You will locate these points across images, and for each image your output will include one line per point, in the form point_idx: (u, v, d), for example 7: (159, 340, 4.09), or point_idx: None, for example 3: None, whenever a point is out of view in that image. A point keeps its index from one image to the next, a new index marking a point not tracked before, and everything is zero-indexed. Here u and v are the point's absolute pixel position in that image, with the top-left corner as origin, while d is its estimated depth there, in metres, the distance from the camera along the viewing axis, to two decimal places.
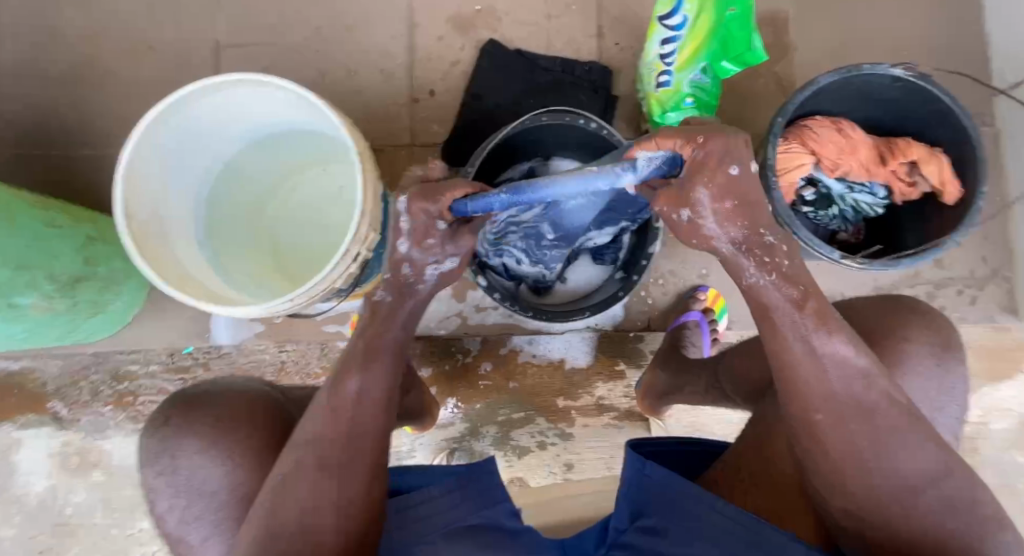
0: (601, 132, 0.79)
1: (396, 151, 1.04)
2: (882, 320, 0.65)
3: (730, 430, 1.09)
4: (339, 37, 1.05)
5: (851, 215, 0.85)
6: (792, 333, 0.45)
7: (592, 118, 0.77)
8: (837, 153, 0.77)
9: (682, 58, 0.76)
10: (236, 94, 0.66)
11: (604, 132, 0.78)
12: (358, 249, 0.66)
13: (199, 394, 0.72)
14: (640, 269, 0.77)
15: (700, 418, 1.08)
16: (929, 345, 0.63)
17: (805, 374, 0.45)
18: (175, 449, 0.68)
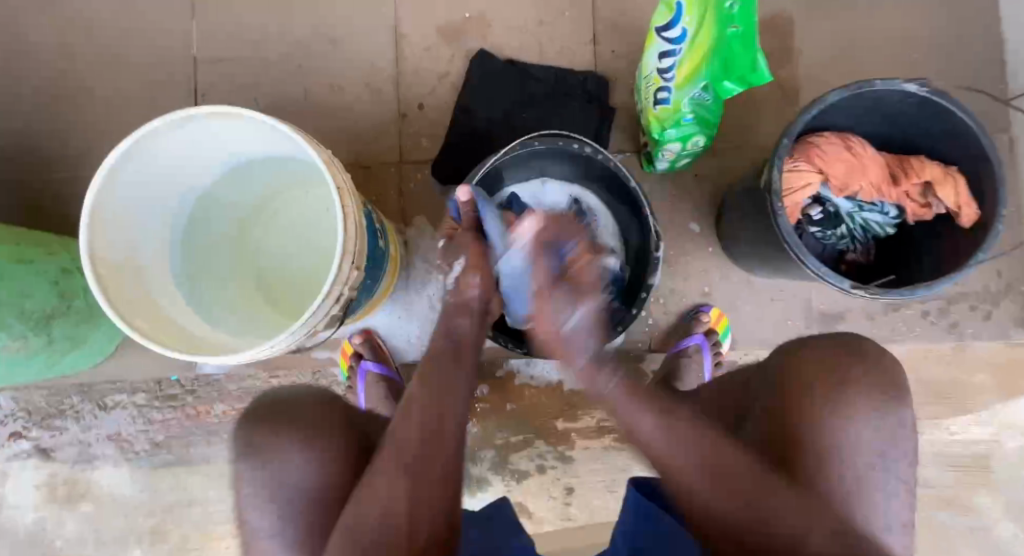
0: (596, 157, 0.75)
1: (384, 168, 1.00)
2: (813, 373, 0.59)
3: None
4: (321, 49, 1.00)
5: (860, 235, 0.82)
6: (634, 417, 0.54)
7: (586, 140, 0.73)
8: (845, 172, 0.74)
9: (680, 76, 0.72)
10: (211, 125, 0.62)
11: (600, 156, 0.74)
12: (340, 289, 0.62)
13: (294, 397, 0.68)
14: (639, 302, 0.72)
15: None
16: (862, 393, 0.57)
17: (650, 441, 0.51)
18: (276, 433, 0.63)
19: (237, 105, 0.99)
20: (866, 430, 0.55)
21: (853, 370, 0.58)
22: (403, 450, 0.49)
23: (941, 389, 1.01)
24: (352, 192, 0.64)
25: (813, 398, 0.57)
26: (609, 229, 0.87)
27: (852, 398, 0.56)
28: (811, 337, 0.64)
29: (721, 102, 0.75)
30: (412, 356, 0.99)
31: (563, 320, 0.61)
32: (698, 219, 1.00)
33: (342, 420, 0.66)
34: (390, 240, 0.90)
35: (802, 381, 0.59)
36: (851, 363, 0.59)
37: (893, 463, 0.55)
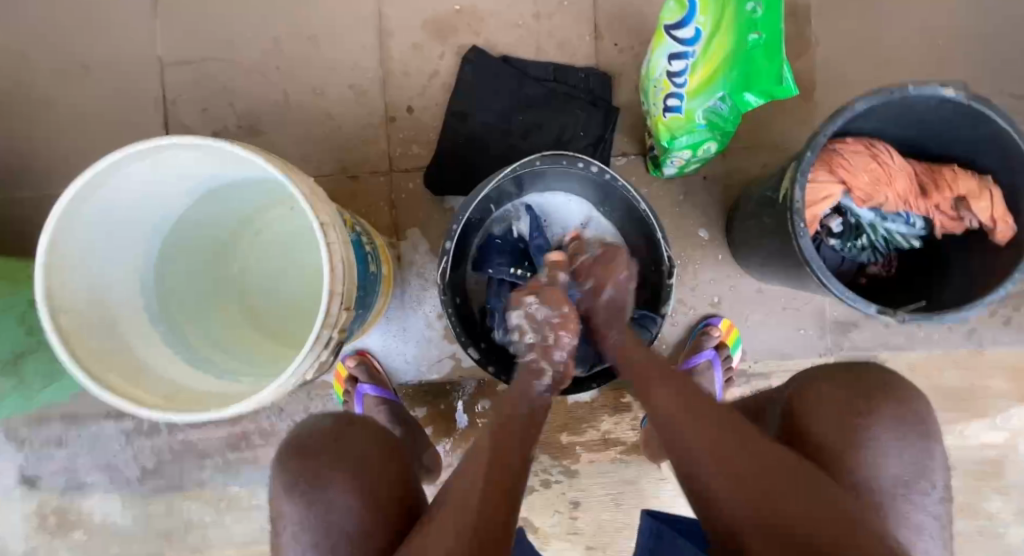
0: (604, 175, 0.69)
1: (373, 178, 0.93)
2: (830, 402, 0.57)
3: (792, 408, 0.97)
4: (301, 50, 0.92)
5: (882, 246, 0.76)
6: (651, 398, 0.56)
7: (591, 159, 0.67)
8: (871, 184, 0.68)
9: (695, 80, 0.65)
10: (183, 154, 0.56)
11: (607, 176, 0.69)
12: (330, 335, 0.57)
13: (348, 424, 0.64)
14: (653, 332, 0.69)
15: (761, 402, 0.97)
16: (894, 426, 0.55)
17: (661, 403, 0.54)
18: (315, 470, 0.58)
19: (210, 112, 0.91)
20: (895, 464, 0.54)
21: (878, 405, 0.56)
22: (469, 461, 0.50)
23: (957, 395, 0.98)
24: (337, 228, 0.59)
25: (841, 436, 0.55)
26: (618, 248, 0.84)
27: (874, 428, 0.55)
28: (820, 367, 0.63)
29: (738, 113, 0.70)
30: (410, 377, 0.95)
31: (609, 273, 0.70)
32: (708, 225, 0.95)
33: (390, 456, 0.62)
34: (381, 260, 0.85)
35: (823, 413, 0.57)
36: (872, 396, 0.57)
37: (924, 494, 0.54)
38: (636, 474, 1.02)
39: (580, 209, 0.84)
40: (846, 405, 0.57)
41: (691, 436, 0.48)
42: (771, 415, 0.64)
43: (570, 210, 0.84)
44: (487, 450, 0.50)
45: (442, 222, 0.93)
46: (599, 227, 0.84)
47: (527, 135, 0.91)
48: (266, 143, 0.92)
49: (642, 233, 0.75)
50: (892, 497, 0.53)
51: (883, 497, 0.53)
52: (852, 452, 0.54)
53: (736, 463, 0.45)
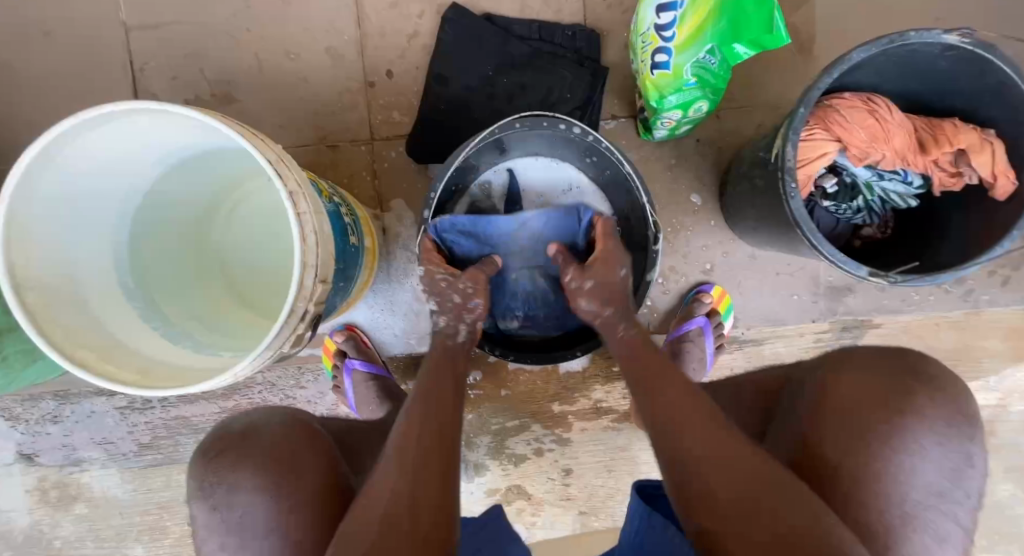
0: (587, 137, 0.66)
1: (354, 147, 0.90)
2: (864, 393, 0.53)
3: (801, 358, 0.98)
4: (273, 11, 0.88)
5: (878, 207, 0.74)
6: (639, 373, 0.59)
7: (571, 120, 0.64)
8: (867, 141, 0.66)
9: (683, 32, 0.61)
10: (148, 120, 0.54)
11: (591, 137, 0.65)
12: (305, 308, 0.56)
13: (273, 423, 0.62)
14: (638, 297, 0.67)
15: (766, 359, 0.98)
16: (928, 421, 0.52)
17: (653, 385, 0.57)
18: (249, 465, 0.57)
19: (182, 80, 0.88)
20: (929, 466, 0.51)
21: (911, 402, 0.52)
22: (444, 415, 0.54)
23: (952, 357, 0.97)
24: (309, 196, 0.57)
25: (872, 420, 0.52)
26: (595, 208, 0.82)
27: (907, 425, 0.51)
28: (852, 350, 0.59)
29: (729, 66, 0.65)
30: (397, 350, 0.94)
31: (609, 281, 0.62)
32: (700, 190, 0.92)
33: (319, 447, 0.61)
34: (365, 231, 0.83)
35: (857, 404, 0.53)
36: (903, 389, 0.53)
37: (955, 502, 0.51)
38: (626, 442, 1.03)
39: (563, 170, 0.81)
40: (873, 396, 0.53)
41: (683, 432, 0.50)
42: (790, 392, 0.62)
43: (551, 175, 0.81)
44: (419, 423, 0.53)
45: (426, 191, 0.91)
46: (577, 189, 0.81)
47: (512, 99, 0.87)
48: (241, 112, 0.89)
49: (625, 196, 0.72)
50: (920, 503, 0.50)
51: (895, 505, 0.49)
52: (878, 460, 0.50)
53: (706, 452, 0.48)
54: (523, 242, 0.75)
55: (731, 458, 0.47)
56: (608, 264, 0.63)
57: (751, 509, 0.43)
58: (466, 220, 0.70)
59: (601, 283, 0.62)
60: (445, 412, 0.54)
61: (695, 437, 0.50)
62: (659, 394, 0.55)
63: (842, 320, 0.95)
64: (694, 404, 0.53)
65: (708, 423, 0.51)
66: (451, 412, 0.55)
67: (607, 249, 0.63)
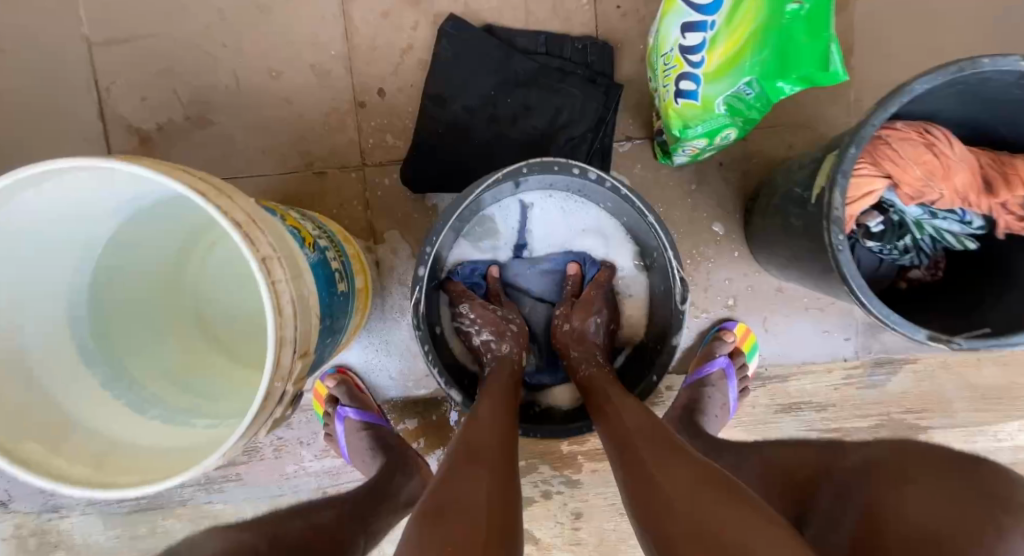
0: (605, 184, 0.56)
1: (343, 173, 0.82)
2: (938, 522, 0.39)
3: (832, 396, 0.91)
4: (251, 23, 0.79)
5: (928, 246, 0.66)
6: (611, 399, 0.56)
7: (589, 166, 0.53)
8: (922, 178, 0.57)
9: (714, 59, 0.53)
10: (99, 174, 0.47)
11: (608, 184, 0.55)
12: (282, 388, 0.48)
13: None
14: (659, 367, 0.59)
15: (795, 397, 0.91)
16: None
17: (627, 414, 0.53)
18: None
19: (152, 100, 0.80)
20: None
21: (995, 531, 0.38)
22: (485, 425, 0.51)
23: (988, 394, 0.91)
24: (286, 259, 0.50)
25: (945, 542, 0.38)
26: (620, 248, 0.71)
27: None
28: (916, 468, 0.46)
29: (768, 104, 0.55)
30: (395, 392, 0.87)
31: (593, 314, 0.66)
32: (723, 219, 0.84)
33: None
34: (356, 271, 0.75)
35: (925, 526, 0.40)
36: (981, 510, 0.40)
37: None
38: None
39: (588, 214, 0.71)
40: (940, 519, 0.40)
41: (644, 454, 0.46)
42: (836, 505, 0.50)
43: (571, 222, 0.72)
44: (476, 427, 0.50)
45: (424, 222, 0.83)
46: (599, 226, 0.71)
47: (516, 121, 0.79)
48: (219, 136, 0.81)
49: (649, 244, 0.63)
50: None
51: None
52: None
53: (664, 469, 0.43)
54: (539, 286, 0.75)
55: (692, 483, 0.40)
56: (586, 310, 0.66)
57: (706, 527, 0.35)
58: (484, 260, 0.73)
59: (579, 328, 0.66)
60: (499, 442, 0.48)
61: (661, 467, 0.43)
62: (629, 430, 0.50)
63: (876, 357, 0.90)
64: (656, 429, 0.50)
65: (676, 455, 0.45)
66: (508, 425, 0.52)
67: (591, 297, 0.67)
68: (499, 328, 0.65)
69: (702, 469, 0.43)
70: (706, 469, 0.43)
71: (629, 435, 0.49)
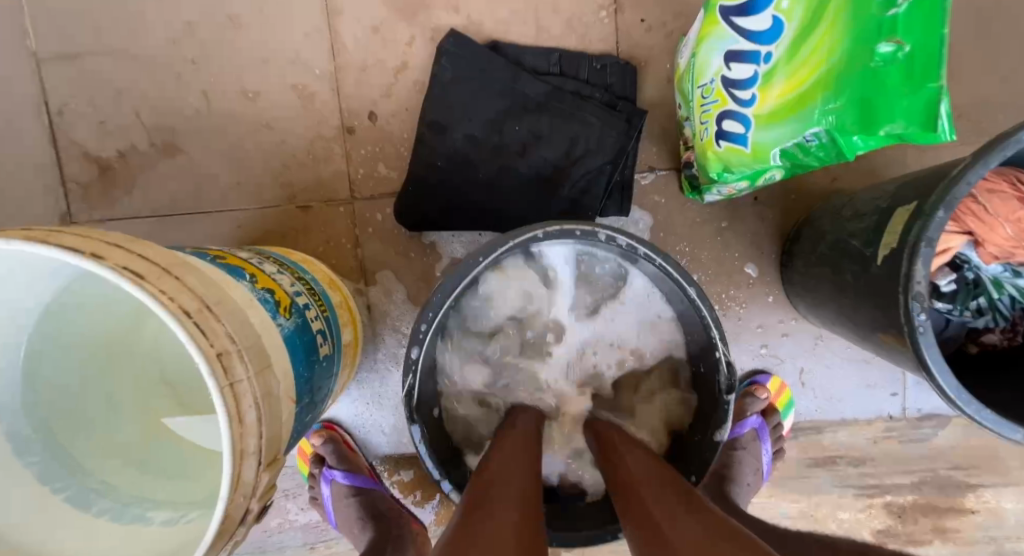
0: (638, 251, 0.46)
1: (330, 208, 0.73)
2: None
3: (872, 452, 0.83)
4: (224, 38, 0.70)
5: (1005, 308, 0.56)
6: (623, 441, 0.47)
7: (617, 232, 0.45)
8: (1012, 239, 0.49)
9: (769, 101, 0.43)
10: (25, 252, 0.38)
11: (642, 252, 0.46)
12: (247, 508, 0.40)
13: None
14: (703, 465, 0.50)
15: (829, 452, 0.82)
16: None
17: (632, 457, 0.44)
18: None
19: (112, 126, 0.70)
20: None
21: None
22: (490, 458, 0.43)
23: None
24: (249, 349, 0.41)
25: None
26: (665, 341, 0.58)
27: None
28: None
29: (830, 157, 0.45)
30: (388, 448, 0.79)
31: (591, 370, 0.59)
32: (757, 260, 0.75)
33: None
34: (344, 323, 0.66)
35: None
36: None
37: None
38: None
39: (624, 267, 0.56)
40: None
41: (654, 501, 0.37)
42: None
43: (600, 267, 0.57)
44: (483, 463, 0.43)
45: (421, 263, 0.74)
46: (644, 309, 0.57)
47: (525, 152, 0.69)
48: (188, 165, 0.72)
49: (690, 326, 0.53)
50: None
51: None
52: None
53: (674, 521, 0.34)
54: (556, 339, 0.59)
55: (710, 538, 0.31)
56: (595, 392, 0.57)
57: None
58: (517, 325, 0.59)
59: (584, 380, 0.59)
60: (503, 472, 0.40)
61: (673, 516, 0.34)
62: (635, 474, 0.41)
63: (922, 410, 0.81)
64: (668, 479, 0.41)
65: (692, 510, 0.36)
66: (533, 455, 0.44)
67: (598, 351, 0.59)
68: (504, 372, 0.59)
69: (720, 526, 0.34)
70: (724, 527, 0.34)
71: (639, 478, 0.40)
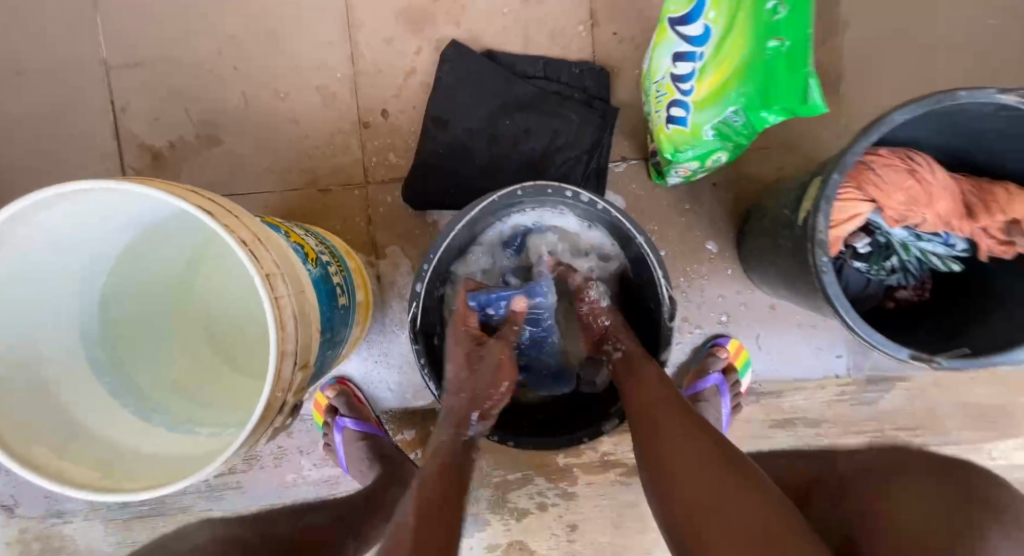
0: (596, 206, 0.58)
1: (347, 191, 0.85)
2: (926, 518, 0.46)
3: (827, 414, 0.92)
4: (262, 47, 0.83)
5: (914, 268, 0.68)
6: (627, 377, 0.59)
7: (580, 189, 0.56)
8: (905, 204, 0.59)
9: (702, 88, 0.55)
10: (110, 196, 0.49)
11: (600, 206, 0.58)
12: (284, 400, 0.51)
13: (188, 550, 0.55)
14: None
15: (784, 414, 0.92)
16: (1014, 543, 0.44)
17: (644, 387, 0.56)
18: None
19: (164, 120, 0.83)
20: None
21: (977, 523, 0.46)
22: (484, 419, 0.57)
23: (978, 414, 0.92)
24: (289, 276, 0.52)
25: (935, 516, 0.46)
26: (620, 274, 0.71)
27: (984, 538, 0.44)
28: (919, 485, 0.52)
29: (755, 131, 0.57)
30: (394, 403, 0.89)
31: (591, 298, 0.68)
32: (717, 238, 0.86)
33: None
34: (358, 285, 0.78)
35: (914, 513, 0.47)
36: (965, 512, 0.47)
37: None
38: (636, 496, 0.98)
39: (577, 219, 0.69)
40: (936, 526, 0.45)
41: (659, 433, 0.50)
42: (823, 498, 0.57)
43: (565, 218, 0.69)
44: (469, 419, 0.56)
45: (424, 240, 0.86)
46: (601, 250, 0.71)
47: (514, 142, 0.82)
48: (227, 154, 0.84)
49: (637, 266, 0.65)
50: None
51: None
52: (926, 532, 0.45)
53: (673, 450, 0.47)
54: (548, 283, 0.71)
55: (704, 473, 0.44)
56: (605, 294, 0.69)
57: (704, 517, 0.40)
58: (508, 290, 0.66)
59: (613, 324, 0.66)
60: (440, 514, 0.44)
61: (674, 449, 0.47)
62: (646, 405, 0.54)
63: (867, 374, 0.91)
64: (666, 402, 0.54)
65: (691, 438, 0.48)
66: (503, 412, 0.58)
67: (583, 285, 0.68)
68: (470, 363, 0.60)
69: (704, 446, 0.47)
70: (716, 451, 0.46)
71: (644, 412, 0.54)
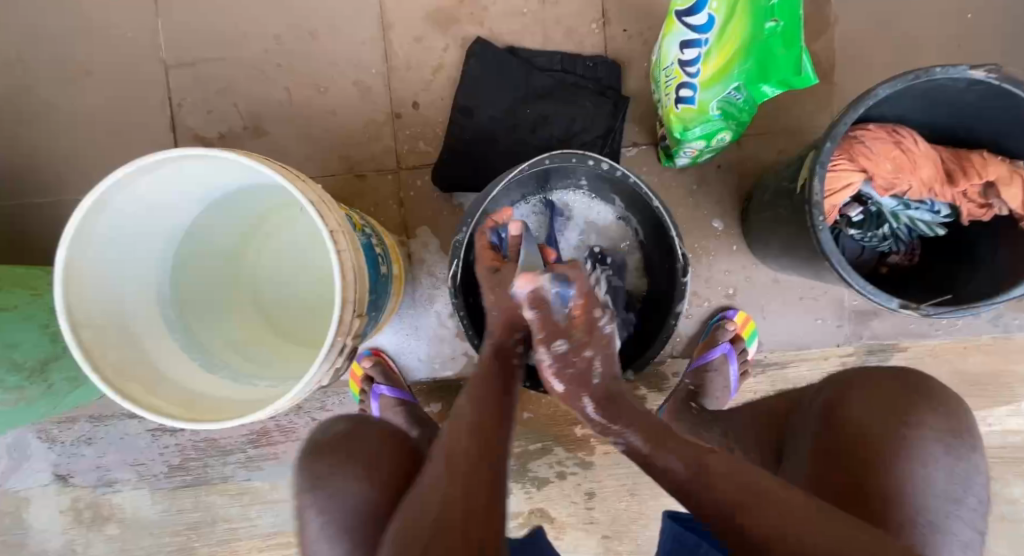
0: (614, 172, 0.67)
1: (381, 176, 0.92)
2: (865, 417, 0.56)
3: None
4: (304, 47, 0.91)
5: (904, 235, 0.74)
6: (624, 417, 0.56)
7: (601, 157, 0.65)
8: (893, 172, 0.65)
9: (707, 70, 0.63)
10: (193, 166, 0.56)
11: (617, 172, 0.67)
12: (343, 342, 0.57)
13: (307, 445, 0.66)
14: (665, 330, 0.68)
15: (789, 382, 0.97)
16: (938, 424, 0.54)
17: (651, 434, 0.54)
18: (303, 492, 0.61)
19: (215, 113, 0.91)
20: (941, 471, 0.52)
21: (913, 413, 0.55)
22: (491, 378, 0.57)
23: (974, 383, 0.97)
24: (348, 234, 0.58)
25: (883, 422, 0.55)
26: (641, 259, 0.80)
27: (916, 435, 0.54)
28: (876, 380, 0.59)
29: (755, 102, 0.66)
30: (424, 373, 0.95)
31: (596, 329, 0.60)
32: (722, 216, 0.93)
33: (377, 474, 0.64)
34: (393, 260, 0.85)
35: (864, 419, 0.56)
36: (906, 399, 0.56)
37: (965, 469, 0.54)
38: None
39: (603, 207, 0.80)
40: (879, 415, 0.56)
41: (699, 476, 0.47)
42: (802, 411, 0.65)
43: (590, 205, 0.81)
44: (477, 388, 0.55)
45: (451, 220, 0.93)
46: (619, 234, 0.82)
47: (535, 129, 0.89)
48: (271, 144, 0.92)
49: (651, 233, 0.74)
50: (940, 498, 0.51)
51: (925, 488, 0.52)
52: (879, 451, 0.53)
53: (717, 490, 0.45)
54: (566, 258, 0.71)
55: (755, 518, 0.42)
56: (576, 350, 0.59)
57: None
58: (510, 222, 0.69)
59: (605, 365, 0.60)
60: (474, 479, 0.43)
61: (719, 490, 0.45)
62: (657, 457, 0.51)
63: (867, 344, 0.97)
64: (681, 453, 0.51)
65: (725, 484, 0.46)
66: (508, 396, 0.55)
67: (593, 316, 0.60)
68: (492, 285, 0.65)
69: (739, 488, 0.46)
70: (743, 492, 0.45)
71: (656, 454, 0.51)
